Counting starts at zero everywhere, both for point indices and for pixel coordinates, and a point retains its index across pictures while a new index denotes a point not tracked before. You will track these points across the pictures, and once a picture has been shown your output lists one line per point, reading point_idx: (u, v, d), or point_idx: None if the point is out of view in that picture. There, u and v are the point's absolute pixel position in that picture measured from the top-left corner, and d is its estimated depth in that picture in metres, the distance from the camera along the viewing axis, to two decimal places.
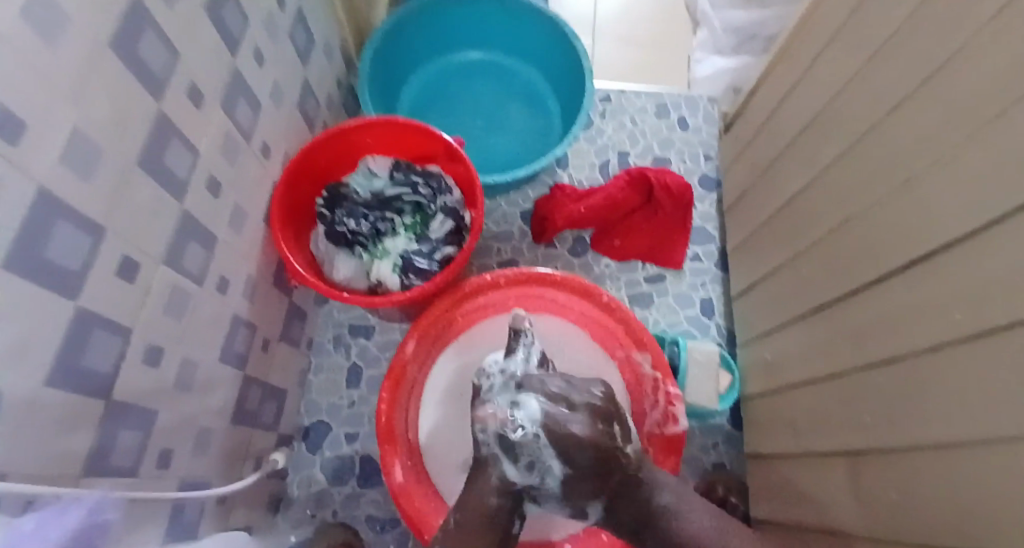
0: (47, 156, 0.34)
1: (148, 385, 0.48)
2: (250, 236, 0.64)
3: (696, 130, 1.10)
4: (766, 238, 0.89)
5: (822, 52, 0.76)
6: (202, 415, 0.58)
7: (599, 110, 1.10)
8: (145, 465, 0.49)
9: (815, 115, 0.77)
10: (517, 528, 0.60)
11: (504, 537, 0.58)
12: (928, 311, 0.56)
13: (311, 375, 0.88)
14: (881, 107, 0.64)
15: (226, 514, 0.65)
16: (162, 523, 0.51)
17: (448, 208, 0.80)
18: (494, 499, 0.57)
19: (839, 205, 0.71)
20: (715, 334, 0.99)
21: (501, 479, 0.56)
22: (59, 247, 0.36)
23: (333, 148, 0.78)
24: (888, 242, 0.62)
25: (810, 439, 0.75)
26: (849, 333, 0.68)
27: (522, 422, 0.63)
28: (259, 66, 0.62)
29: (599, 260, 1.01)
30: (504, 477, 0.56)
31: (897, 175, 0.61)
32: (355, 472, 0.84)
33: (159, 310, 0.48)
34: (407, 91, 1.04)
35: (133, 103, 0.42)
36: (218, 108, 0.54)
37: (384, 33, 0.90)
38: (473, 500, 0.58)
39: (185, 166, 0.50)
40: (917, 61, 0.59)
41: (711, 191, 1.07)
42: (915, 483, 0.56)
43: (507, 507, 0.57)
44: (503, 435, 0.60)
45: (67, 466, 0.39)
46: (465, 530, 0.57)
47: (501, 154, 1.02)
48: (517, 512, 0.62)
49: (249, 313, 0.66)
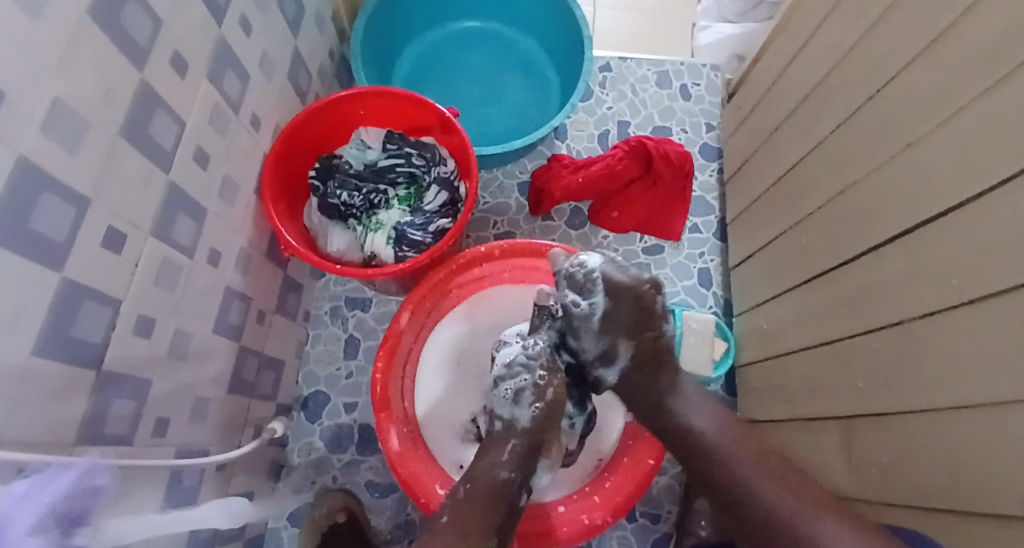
0: (29, 127, 0.34)
1: (141, 355, 0.49)
2: (242, 209, 0.65)
3: (698, 99, 1.08)
4: (765, 208, 0.88)
5: (826, 14, 0.74)
6: (198, 385, 0.59)
7: (599, 79, 1.08)
8: (141, 432, 0.50)
9: (818, 80, 0.75)
10: (523, 502, 0.63)
11: (512, 509, 0.61)
12: (922, 279, 0.55)
13: (309, 346, 0.90)
14: (882, 72, 0.62)
15: (226, 479, 0.67)
16: (160, 488, 0.53)
17: (442, 179, 0.79)
18: (505, 473, 0.62)
19: (838, 173, 0.70)
20: (713, 304, 0.99)
21: (511, 439, 0.63)
22: (44, 219, 0.36)
23: (326, 119, 0.77)
24: (885, 209, 0.61)
25: (802, 407, 0.76)
26: (843, 302, 0.68)
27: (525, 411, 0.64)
28: (246, 35, 0.61)
29: (597, 232, 1.01)
30: (514, 437, 0.63)
31: (897, 141, 0.59)
32: (354, 439, 0.86)
33: (149, 281, 0.49)
34: (402, 61, 1.02)
35: (114, 73, 0.41)
36: (204, 78, 0.54)
37: (377, 1, 0.89)
38: (481, 473, 0.62)
39: (171, 137, 0.50)
40: (918, 26, 0.57)
41: (712, 162, 1.06)
42: (904, 450, 0.57)
43: (516, 481, 0.62)
44: (512, 409, 0.64)
45: (59, 433, 0.40)
46: (472, 499, 0.59)
47: (498, 125, 1.01)
48: (520, 489, 0.62)
49: (243, 285, 0.67)
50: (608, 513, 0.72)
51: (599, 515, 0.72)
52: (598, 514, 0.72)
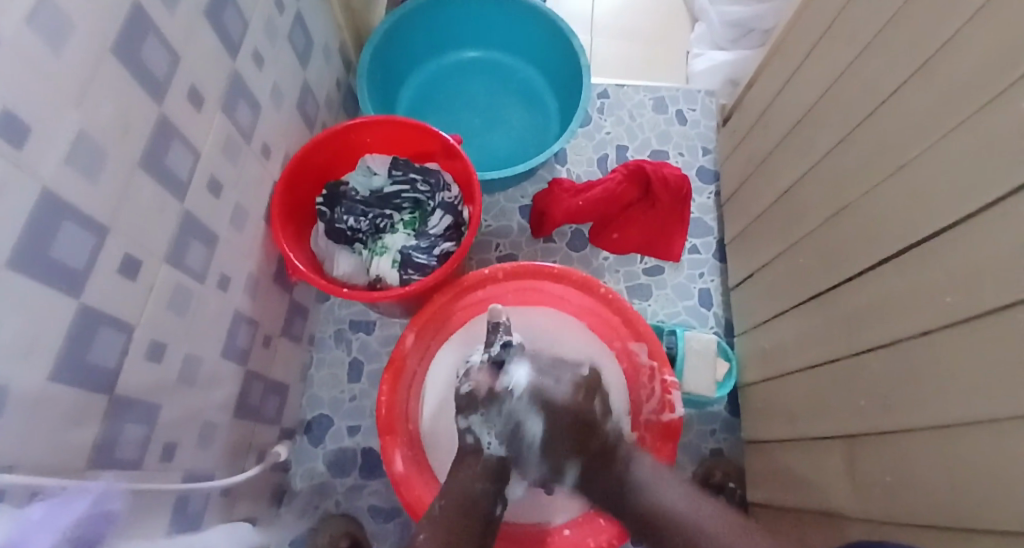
0: (51, 158, 0.36)
1: (152, 379, 0.50)
2: (251, 234, 0.66)
3: (694, 123, 1.11)
4: (761, 228, 0.90)
5: (817, 42, 0.76)
6: (205, 409, 0.59)
7: (597, 105, 1.11)
8: (150, 456, 0.50)
9: (811, 104, 0.77)
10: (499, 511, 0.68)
11: (486, 518, 0.65)
12: (918, 298, 0.56)
13: (314, 370, 0.90)
14: (875, 96, 0.64)
15: (231, 504, 0.67)
16: (168, 512, 0.53)
17: (446, 204, 0.81)
18: (480, 483, 0.66)
19: (832, 194, 0.72)
20: (715, 324, 1.00)
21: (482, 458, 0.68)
22: (64, 247, 0.38)
23: (334, 147, 0.79)
24: (879, 229, 0.63)
25: (803, 427, 0.76)
26: (841, 322, 0.69)
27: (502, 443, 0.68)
28: (258, 67, 0.63)
29: (598, 254, 1.02)
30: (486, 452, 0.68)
31: (890, 162, 0.61)
32: (358, 463, 0.86)
33: (162, 307, 0.50)
34: (407, 89, 1.05)
35: (134, 107, 0.43)
36: (218, 109, 0.56)
37: (383, 32, 0.92)
38: (460, 487, 0.66)
39: (186, 167, 0.51)
40: (907, 54, 0.59)
41: (709, 184, 1.08)
42: (902, 468, 0.58)
43: (491, 490, 0.67)
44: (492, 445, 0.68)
45: (72, 458, 0.41)
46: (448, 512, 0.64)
47: (499, 151, 1.03)
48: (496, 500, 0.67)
49: (250, 309, 0.68)
50: (614, 536, 0.70)
51: (605, 537, 0.70)
52: (603, 536, 0.70)
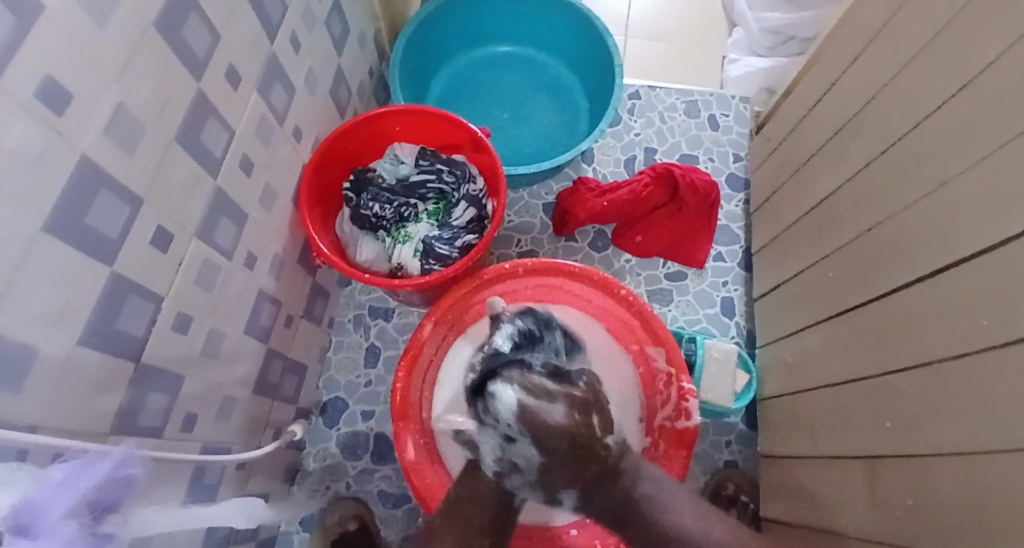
0: (91, 128, 0.36)
1: (177, 351, 0.51)
2: (279, 215, 0.67)
3: (726, 129, 1.09)
4: (793, 239, 0.88)
5: (859, 51, 0.75)
6: (226, 384, 0.61)
7: (628, 106, 1.10)
8: (171, 426, 0.52)
9: (850, 114, 0.75)
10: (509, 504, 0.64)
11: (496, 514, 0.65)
12: (949, 319, 0.55)
13: (332, 353, 0.91)
14: (919, 109, 0.62)
15: (245, 478, 0.68)
16: (185, 482, 0.54)
17: (470, 196, 0.81)
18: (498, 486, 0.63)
19: (868, 208, 0.70)
20: (735, 334, 0.98)
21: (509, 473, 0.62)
22: (98, 216, 0.39)
23: (363, 134, 0.80)
24: (915, 249, 0.61)
25: (826, 445, 0.74)
26: (870, 339, 0.67)
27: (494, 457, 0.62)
28: (295, 52, 0.64)
29: (620, 256, 1.02)
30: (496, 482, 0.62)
31: (931, 177, 0.59)
32: (369, 448, 0.87)
33: (190, 280, 0.51)
34: (438, 80, 1.05)
35: (172, 82, 0.44)
36: (254, 91, 0.57)
37: (418, 24, 0.92)
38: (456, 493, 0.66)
39: (220, 145, 0.52)
40: (954, 67, 0.57)
41: (739, 192, 1.06)
42: (926, 491, 0.56)
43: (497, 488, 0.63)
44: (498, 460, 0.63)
45: (97, 422, 0.42)
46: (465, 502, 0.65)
47: (526, 147, 1.03)
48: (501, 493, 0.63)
49: (275, 289, 0.69)
50: (618, 541, 0.70)
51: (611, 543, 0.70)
52: (610, 539, 0.70)
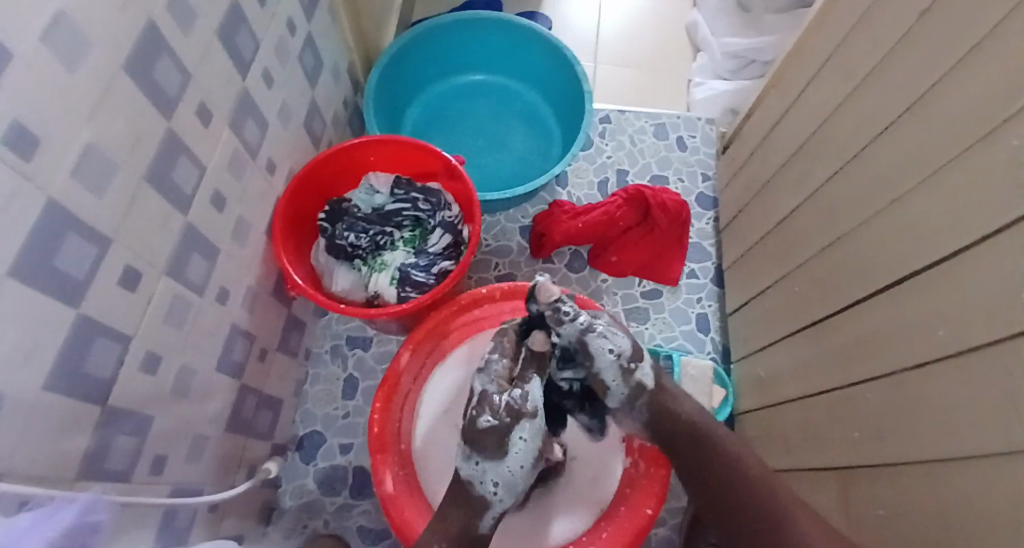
0: (60, 169, 0.36)
1: (145, 391, 0.50)
2: (252, 248, 0.67)
3: (694, 150, 1.12)
4: (761, 254, 0.90)
5: (816, 74, 0.78)
6: (196, 422, 0.59)
7: (599, 130, 1.13)
8: (140, 469, 0.50)
9: (808, 135, 0.79)
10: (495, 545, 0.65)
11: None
12: (910, 330, 0.57)
13: (309, 385, 0.90)
14: (873, 128, 0.65)
15: (218, 520, 0.66)
16: (154, 527, 0.53)
17: (446, 223, 0.82)
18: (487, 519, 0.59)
19: (829, 226, 0.72)
20: (712, 349, 1.00)
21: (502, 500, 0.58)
22: (66, 258, 0.38)
23: (337, 164, 0.80)
24: (873, 263, 0.63)
25: (799, 457, 0.75)
26: (836, 351, 0.69)
27: (501, 496, 0.58)
28: (268, 86, 0.64)
29: (596, 276, 1.03)
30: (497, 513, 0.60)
31: (887, 194, 0.62)
32: (348, 482, 0.85)
33: (160, 318, 0.50)
34: (412, 109, 1.07)
35: (143, 122, 0.44)
36: (226, 126, 0.57)
37: (392, 53, 0.94)
38: None
39: (191, 182, 0.52)
40: (904, 89, 0.60)
41: (708, 210, 1.09)
42: (898, 499, 0.56)
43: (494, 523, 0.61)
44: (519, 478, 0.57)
45: (62, 468, 0.41)
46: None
47: (500, 172, 1.05)
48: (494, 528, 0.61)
49: (248, 323, 0.68)
50: None
51: None
52: None
